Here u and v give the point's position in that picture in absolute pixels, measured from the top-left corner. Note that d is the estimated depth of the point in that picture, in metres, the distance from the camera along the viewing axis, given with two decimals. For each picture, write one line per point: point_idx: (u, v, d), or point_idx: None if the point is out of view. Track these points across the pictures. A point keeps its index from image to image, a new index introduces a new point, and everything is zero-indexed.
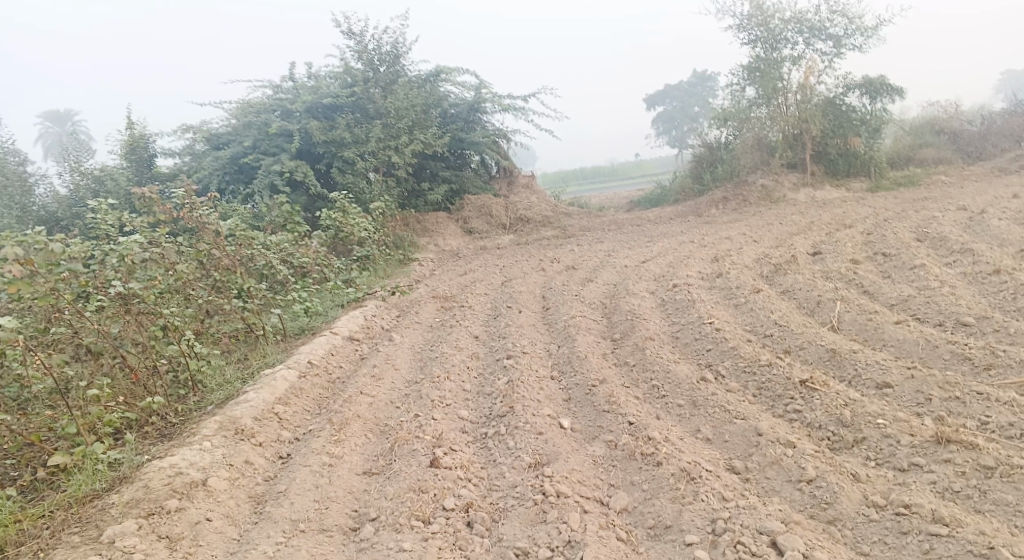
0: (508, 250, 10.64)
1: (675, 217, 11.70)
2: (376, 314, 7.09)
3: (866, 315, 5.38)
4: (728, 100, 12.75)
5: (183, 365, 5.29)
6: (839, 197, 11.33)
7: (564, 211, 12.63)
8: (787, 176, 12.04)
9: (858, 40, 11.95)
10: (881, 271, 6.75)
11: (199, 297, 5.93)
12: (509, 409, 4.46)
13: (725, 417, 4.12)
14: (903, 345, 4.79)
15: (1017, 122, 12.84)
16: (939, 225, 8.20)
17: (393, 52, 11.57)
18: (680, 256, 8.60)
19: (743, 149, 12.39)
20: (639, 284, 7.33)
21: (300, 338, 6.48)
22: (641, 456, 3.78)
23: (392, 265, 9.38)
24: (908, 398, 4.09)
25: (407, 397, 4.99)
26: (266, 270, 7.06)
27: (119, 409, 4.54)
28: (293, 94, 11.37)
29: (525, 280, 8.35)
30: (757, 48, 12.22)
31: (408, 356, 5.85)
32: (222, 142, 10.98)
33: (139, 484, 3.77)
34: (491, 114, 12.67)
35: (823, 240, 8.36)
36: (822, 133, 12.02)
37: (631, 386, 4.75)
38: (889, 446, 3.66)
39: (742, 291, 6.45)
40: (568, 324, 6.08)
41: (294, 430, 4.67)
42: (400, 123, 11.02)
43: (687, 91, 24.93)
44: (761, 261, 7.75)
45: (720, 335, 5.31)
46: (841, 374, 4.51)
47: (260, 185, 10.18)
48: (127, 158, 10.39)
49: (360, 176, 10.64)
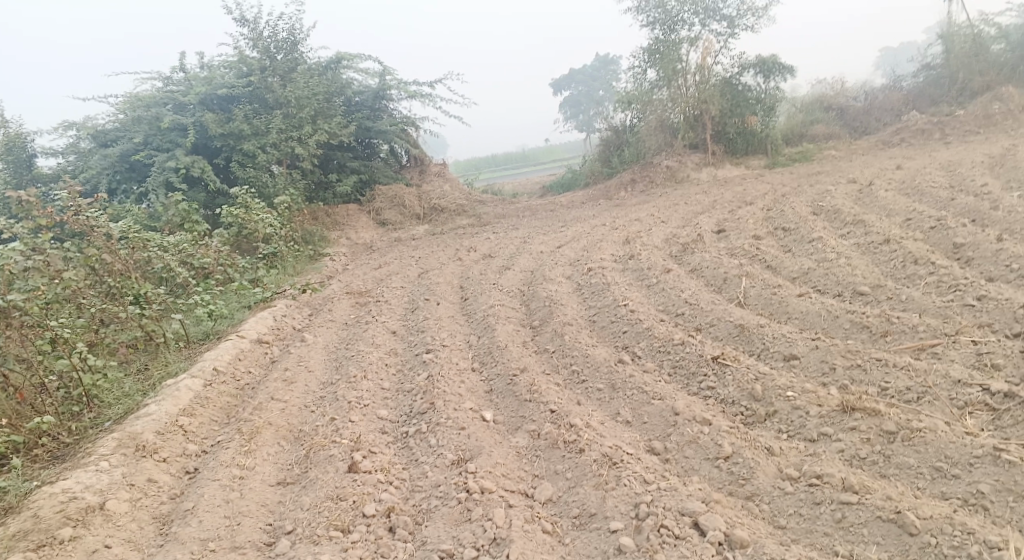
0: (424, 240, 10.46)
1: (587, 201, 11.85)
2: (287, 314, 6.80)
3: (770, 289, 5.58)
4: (631, 82, 12.97)
5: (75, 379, 4.84)
6: (740, 175, 11.77)
7: (478, 198, 12.54)
8: (690, 156, 12.40)
9: (750, 21, 12.35)
10: (782, 245, 7.04)
11: (93, 305, 5.52)
12: (430, 406, 4.35)
13: (643, 399, 4.17)
14: (807, 317, 4.99)
15: (896, 97, 13.66)
16: (832, 198, 8.63)
17: (290, 39, 11.05)
18: (593, 239, 8.69)
19: (648, 131, 12.67)
20: (555, 269, 7.34)
21: (205, 343, 6.11)
22: (564, 444, 3.77)
23: (302, 262, 9.05)
24: (814, 368, 4.27)
25: (322, 399, 4.81)
26: (164, 272, 6.61)
27: (3, 432, 4.10)
28: (185, 86, 10.71)
29: (442, 270, 8.23)
30: (656, 30, 12.47)
31: (322, 357, 5.63)
32: (109, 139, 10.26)
33: (28, 514, 3.44)
34: (398, 102, 12.35)
35: (727, 218, 8.64)
36: (721, 113, 12.41)
37: (551, 373, 4.74)
38: (799, 418, 3.80)
39: (653, 271, 6.57)
40: (486, 314, 6.02)
41: (201, 442, 4.40)
42: (302, 113, 10.62)
43: (590, 76, 25.45)
44: (670, 241, 7.94)
45: (636, 316, 5.39)
46: (751, 348, 4.66)
47: (155, 183, 9.57)
48: (1, 159, 9.52)
49: (262, 169, 10.15)
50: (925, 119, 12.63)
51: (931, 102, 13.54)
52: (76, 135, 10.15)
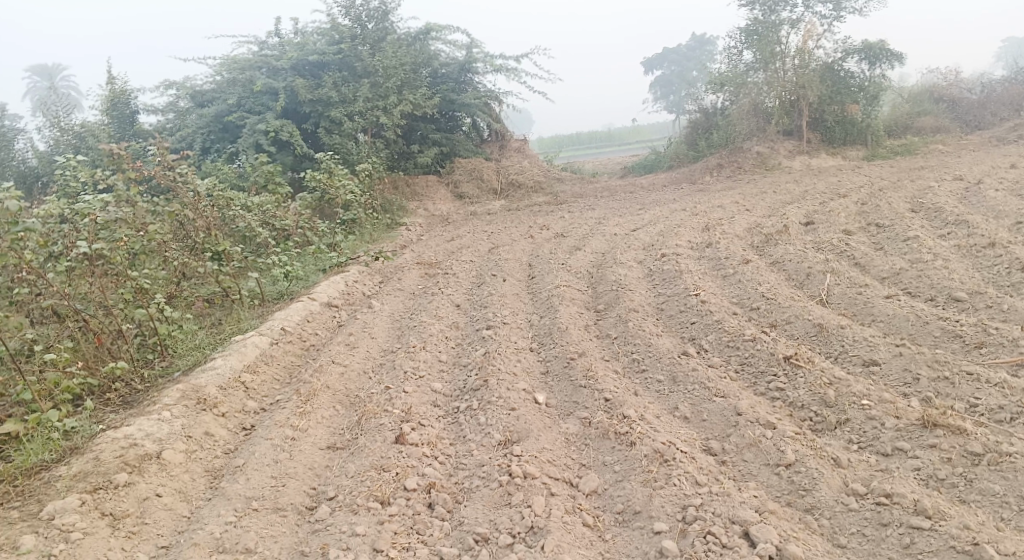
0: (499, 215, 10.42)
1: (668, 184, 11.49)
2: (358, 280, 6.88)
3: (856, 288, 5.22)
4: (726, 63, 12.44)
5: (151, 328, 5.03)
6: (835, 165, 11.12)
7: (557, 176, 12.38)
8: (783, 143, 11.82)
9: (858, 3, 11.54)
10: (874, 242, 6.58)
11: (177, 258, 5.70)
12: (483, 383, 4.29)
13: (704, 395, 3.97)
14: (893, 321, 4.62)
15: (1018, 91, 12.55)
16: (935, 195, 8.01)
17: (381, 8, 11.13)
18: (670, 224, 8.41)
19: (739, 115, 12.11)
20: (628, 253, 7.14)
21: (278, 303, 6.25)
22: (615, 435, 3.64)
23: (379, 229, 9.17)
24: (895, 377, 3.94)
25: (381, 366, 4.84)
26: (246, 232, 6.72)
27: (80, 375, 4.31)
28: (279, 51, 10.96)
29: (513, 247, 8.15)
30: (756, 11, 11.88)
31: (386, 325, 5.67)
32: (206, 99, 10.66)
33: (90, 456, 3.60)
34: (483, 75, 12.27)
35: (816, 210, 8.17)
36: (820, 99, 11.70)
37: (611, 359, 4.60)
38: (873, 429, 3.52)
39: (731, 261, 6.27)
40: (552, 294, 5.91)
41: (260, 400, 4.51)
42: (388, 82, 10.68)
43: (684, 55, 24.55)
44: (752, 231, 7.57)
45: (706, 307, 5.14)
46: (827, 350, 4.36)
47: (245, 144, 9.87)
48: (107, 114, 10.05)
49: (347, 136, 10.31)
50: None
51: None
52: (176, 94, 10.60)
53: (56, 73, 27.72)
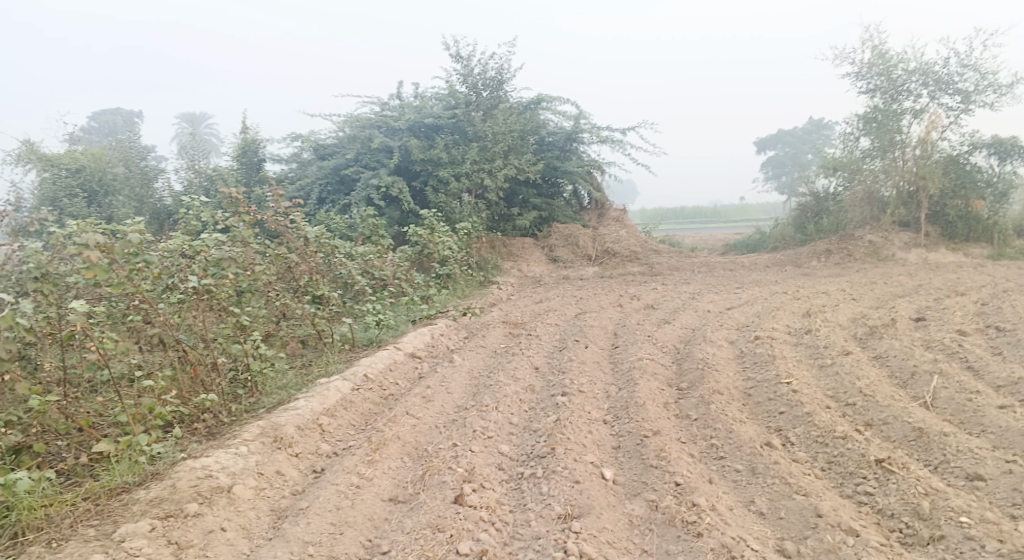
0: (591, 282, 10.42)
1: (771, 265, 11.14)
2: (444, 334, 7.01)
3: (966, 394, 4.79)
4: (841, 148, 12.08)
5: (245, 363, 5.26)
6: (955, 262, 10.47)
7: (654, 247, 12.28)
8: (898, 235, 11.24)
9: (989, 97, 11.01)
10: (992, 346, 6.08)
11: (279, 299, 5.99)
12: (550, 450, 4.23)
13: (784, 491, 3.72)
14: (1005, 433, 4.18)
15: None
16: None
17: (497, 77, 11.67)
18: (768, 307, 8.10)
19: (852, 202, 11.67)
20: (718, 332, 6.92)
21: (367, 349, 6.42)
22: (682, 524, 3.46)
23: (472, 286, 9.37)
24: (1002, 496, 3.55)
25: (453, 423, 4.86)
26: (347, 279, 7.01)
27: (173, 403, 4.55)
28: (398, 112, 11.64)
29: (600, 314, 8.10)
30: (876, 98, 11.56)
31: (464, 381, 5.71)
32: (327, 153, 11.38)
33: (168, 483, 3.79)
34: (588, 145, 12.48)
35: (929, 306, 7.67)
36: (941, 192, 11.10)
37: (687, 442, 4.41)
38: (971, 551, 3.17)
39: (830, 351, 5.94)
40: (633, 366, 5.80)
41: (334, 444, 4.62)
42: (496, 147, 11.05)
43: (800, 138, 24.17)
44: (857, 321, 7.18)
45: (797, 398, 4.85)
46: (926, 458, 3.99)
47: (358, 198, 10.42)
48: (237, 160, 10.92)
49: (453, 196, 10.70)
50: None
51: None
52: (301, 146, 11.40)
53: (200, 121, 30.46)
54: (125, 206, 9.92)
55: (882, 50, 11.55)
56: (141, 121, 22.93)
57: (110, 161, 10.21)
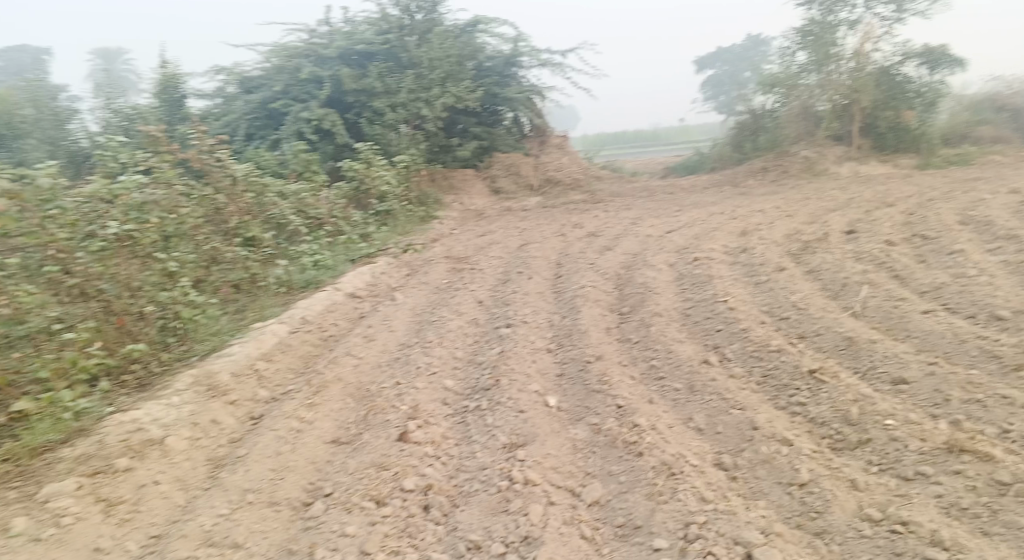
0: (533, 212, 10.32)
1: (710, 186, 11.24)
2: (385, 272, 6.87)
3: (892, 302, 4.98)
4: (778, 65, 12.14)
5: (175, 311, 4.96)
6: (885, 173, 10.71)
7: (595, 174, 12.20)
8: (830, 150, 11.45)
9: (922, 5, 11.07)
10: (917, 254, 6.29)
11: (208, 243, 5.75)
12: (495, 383, 4.24)
13: (722, 406, 3.82)
14: (928, 337, 4.35)
15: None
16: (988, 208, 7.61)
17: (430, 0, 11.15)
18: (707, 227, 8.20)
19: (788, 118, 11.88)
20: (659, 255, 6.98)
21: (306, 291, 6.14)
22: (624, 445, 3.53)
23: (413, 223, 9.14)
24: (925, 397, 3.70)
25: (396, 361, 4.80)
26: (280, 220, 6.66)
27: (98, 355, 4.36)
28: (328, 40, 10.98)
29: (543, 244, 8.05)
30: (814, 10, 11.42)
31: (407, 318, 5.62)
32: (253, 86, 10.76)
33: (95, 439, 3.66)
34: (529, 69, 12.14)
35: (860, 218, 7.87)
36: (873, 104, 11.26)
37: (628, 364, 4.48)
38: (896, 451, 3.32)
39: (765, 268, 6.07)
40: (576, 294, 5.81)
41: (274, 389, 4.53)
42: (433, 75, 10.69)
43: (737, 56, 24.11)
44: (791, 237, 7.33)
45: (733, 315, 4.97)
46: (854, 365, 4.15)
47: (288, 132, 9.99)
48: (157, 97, 10.24)
49: (389, 127, 10.30)
50: None
51: None
52: (225, 80, 10.74)
53: (116, 58, 28.37)
54: (36, 150, 9.24)
55: None
56: (51, 59, 21.23)
57: (17, 102, 9.44)
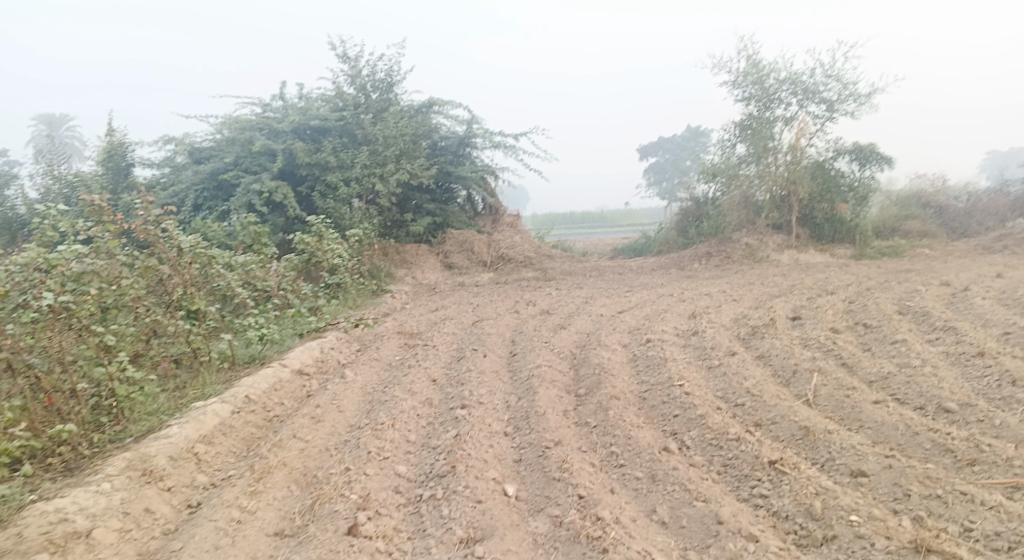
0: (486, 288, 10.33)
1: (657, 268, 11.50)
2: (334, 347, 6.66)
3: (843, 391, 5.04)
4: (719, 155, 12.66)
5: (110, 388, 4.66)
6: (822, 262, 11.16)
7: (547, 252, 12.34)
8: (771, 237, 11.93)
9: (850, 106, 11.81)
10: (861, 342, 6.47)
11: (150, 314, 5.41)
12: (450, 469, 4.07)
13: (685, 498, 3.74)
14: (881, 428, 4.41)
15: (1002, 202, 12.60)
16: (922, 299, 7.95)
17: (387, 80, 11.30)
18: (657, 309, 8.30)
19: (730, 206, 12.35)
20: (613, 336, 6.99)
21: (249, 367, 5.95)
22: (587, 540, 3.42)
23: (363, 295, 9.02)
24: (885, 491, 3.72)
25: (345, 444, 4.58)
26: (225, 291, 6.38)
27: (22, 437, 3.99)
28: (282, 114, 11.04)
29: (497, 321, 8.01)
30: (751, 106, 12.12)
31: (356, 397, 5.41)
32: (203, 156, 10.62)
33: (12, 532, 3.34)
34: (482, 150, 12.36)
35: (803, 305, 8.12)
36: (809, 196, 11.86)
37: (588, 451, 4.37)
38: (862, 550, 3.30)
39: (717, 352, 6.13)
40: (532, 374, 5.71)
41: (212, 474, 4.31)
42: (388, 151, 10.70)
43: (679, 145, 25.36)
44: (739, 322, 7.48)
45: (690, 400, 4.94)
46: (813, 456, 4.15)
47: (238, 204, 9.80)
48: (102, 165, 9.98)
49: (342, 202, 10.28)
50: None
51: None
52: (173, 149, 10.57)
53: (61, 122, 27.88)
54: None
55: (755, 60, 12.13)
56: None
57: None
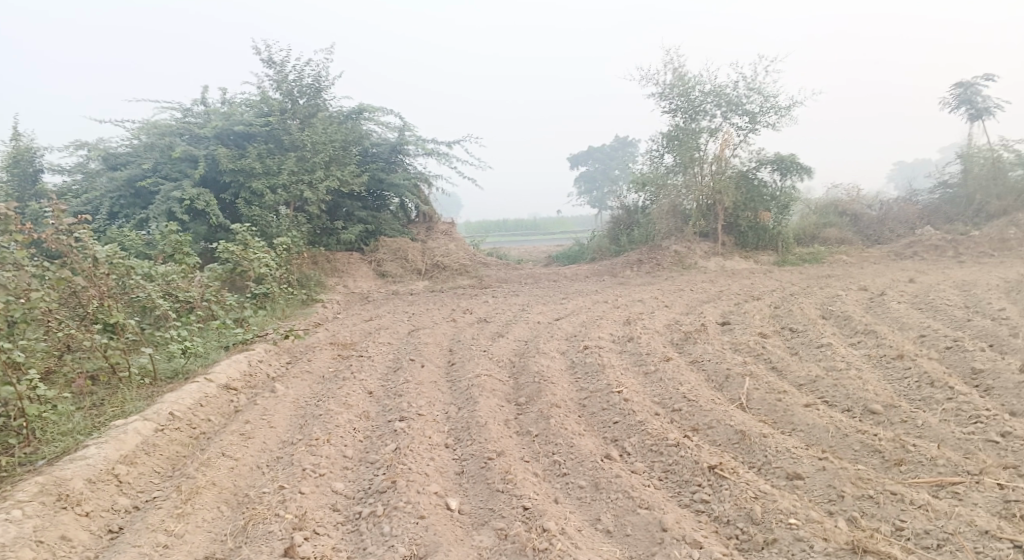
0: (421, 296, 10.19)
1: (590, 275, 11.63)
2: (262, 360, 6.40)
3: (775, 394, 5.18)
4: (647, 165, 12.91)
5: (19, 408, 4.28)
6: (747, 268, 11.55)
7: (482, 260, 12.29)
8: (698, 245, 12.27)
9: (772, 118, 12.27)
10: (789, 346, 6.70)
11: (62, 328, 5.09)
12: (391, 485, 3.96)
13: (629, 506, 3.76)
14: (812, 431, 4.55)
15: (912, 210, 13.23)
16: (843, 304, 8.31)
17: (315, 86, 10.98)
18: (593, 316, 8.38)
19: (659, 214, 12.63)
20: (550, 343, 6.99)
21: (172, 383, 5.63)
22: (534, 553, 3.38)
23: (293, 305, 8.75)
24: (819, 493, 3.83)
25: (277, 461, 4.40)
26: (145, 303, 6.00)
27: None
28: (203, 119, 10.59)
29: (433, 330, 7.90)
30: (678, 117, 12.46)
31: (288, 412, 5.20)
32: (119, 162, 10.08)
33: None
34: (414, 157, 12.21)
35: (732, 310, 8.37)
36: (734, 205, 12.29)
37: (530, 460, 4.33)
38: (801, 551, 3.38)
39: (653, 357, 6.22)
40: (471, 384, 5.64)
41: (135, 496, 4.04)
42: (316, 158, 10.43)
43: (608, 155, 25.87)
44: (672, 327, 7.63)
45: (629, 407, 4.98)
46: (750, 460, 4.24)
47: (157, 212, 9.38)
48: (6, 171, 9.32)
49: (268, 209, 9.98)
50: (941, 236, 12.09)
51: (947, 219, 13.02)
52: (86, 155, 9.99)
53: None
54: None
55: (681, 73, 12.47)
56: None
57: None
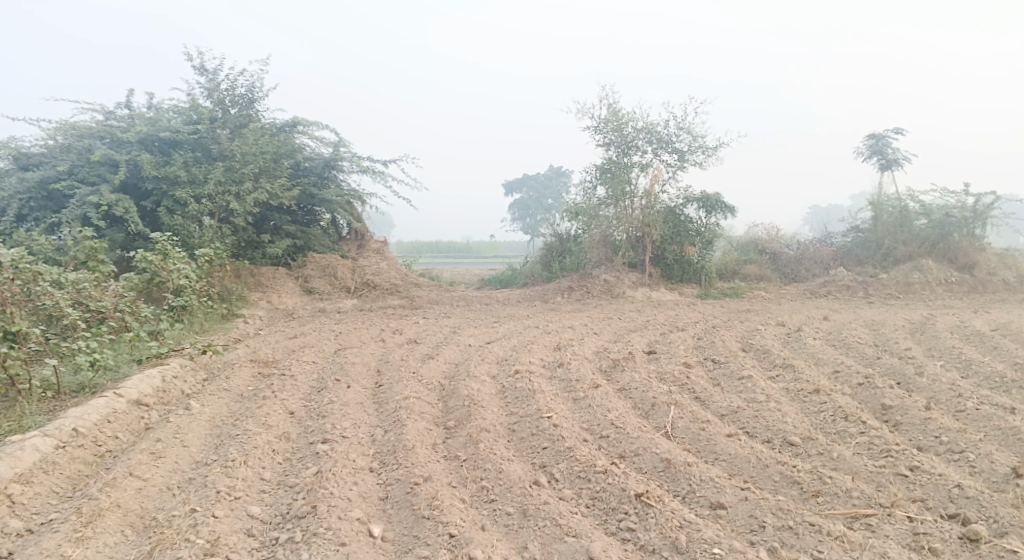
0: (349, 315, 9.98)
1: (522, 300, 11.67)
2: (177, 376, 6.08)
3: (699, 424, 5.30)
4: (580, 196, 13.16)
5: None
6: (673, 300, 11.86)
7: (414, 280, 12.15)
8: (627, 274, 12.54)
9: (699, 157, 12.75)
10: (712, 377, 6.89)
11: None
12: (311, 509, 3.82)
13: (556, 534, 3.74)
14: (734, 461, 4.67)
15: (826, 251, 13.81)
16: (762, 337, 8.63)
17: (247, 96, 10.69)
18: (523, 340, 8.39)
19: (590, 244, 12.84)
20: (480, 366, 6.93)
21: (77, 398, 5.31)
22: None
23: (211, 320, 8.41)
24: (741, 523, 3.92)
25: (190, 482, 4.17)
26: (52, 311, 5.56)
27: None
28: (127, 124, 10.14)
29: (361, 350, 7.73)
30: (610, 151, 12.78)
31: (203, 431, 4.95)
32: (31, 163, 9.49)
33: None
34: (348, 174, 12.02)
35: (658, 340, 8.56)
36: (661, 238, 12.63)
37: (458, 486, 4.26)
38: None
39: (582, 384, 6.25)
40: (398, 406, 5.51)
41: (28, 519, 3.74)
42: (245, 169, 10.07)
43: (541, 183, 26.19)
44: (600, 354, 7.72)
45: (558, 433, 4.98)
46: (674, 488, 4.31)
47: (70, 217, 8.86)
48: None
49: (191, 219, 9.57)
50: (852, 277, 12.81)
51: (857, 262, 13.72)
52: None
53: None
54: None
55: (615, 108, 12.76)
56: None
57: None
